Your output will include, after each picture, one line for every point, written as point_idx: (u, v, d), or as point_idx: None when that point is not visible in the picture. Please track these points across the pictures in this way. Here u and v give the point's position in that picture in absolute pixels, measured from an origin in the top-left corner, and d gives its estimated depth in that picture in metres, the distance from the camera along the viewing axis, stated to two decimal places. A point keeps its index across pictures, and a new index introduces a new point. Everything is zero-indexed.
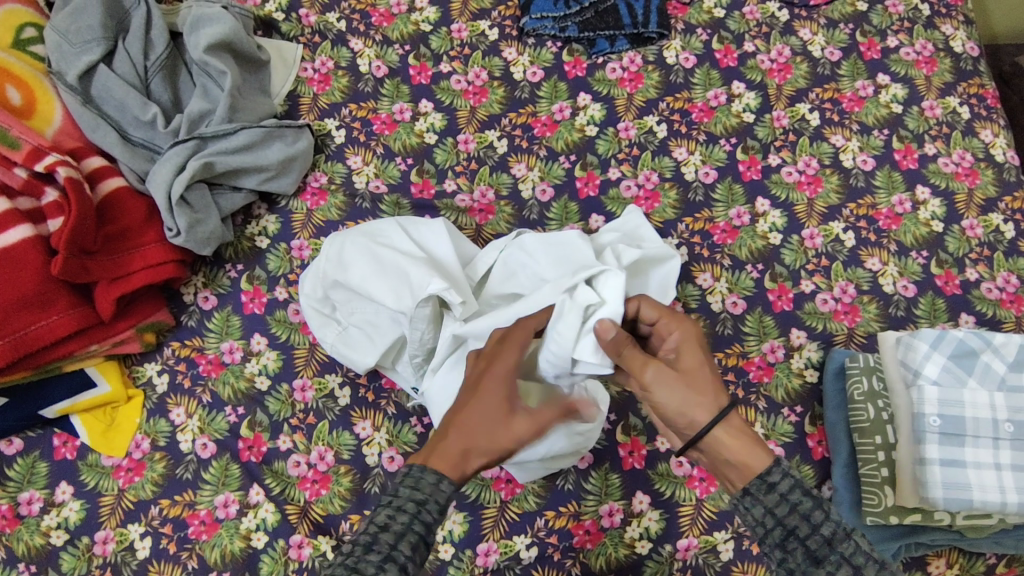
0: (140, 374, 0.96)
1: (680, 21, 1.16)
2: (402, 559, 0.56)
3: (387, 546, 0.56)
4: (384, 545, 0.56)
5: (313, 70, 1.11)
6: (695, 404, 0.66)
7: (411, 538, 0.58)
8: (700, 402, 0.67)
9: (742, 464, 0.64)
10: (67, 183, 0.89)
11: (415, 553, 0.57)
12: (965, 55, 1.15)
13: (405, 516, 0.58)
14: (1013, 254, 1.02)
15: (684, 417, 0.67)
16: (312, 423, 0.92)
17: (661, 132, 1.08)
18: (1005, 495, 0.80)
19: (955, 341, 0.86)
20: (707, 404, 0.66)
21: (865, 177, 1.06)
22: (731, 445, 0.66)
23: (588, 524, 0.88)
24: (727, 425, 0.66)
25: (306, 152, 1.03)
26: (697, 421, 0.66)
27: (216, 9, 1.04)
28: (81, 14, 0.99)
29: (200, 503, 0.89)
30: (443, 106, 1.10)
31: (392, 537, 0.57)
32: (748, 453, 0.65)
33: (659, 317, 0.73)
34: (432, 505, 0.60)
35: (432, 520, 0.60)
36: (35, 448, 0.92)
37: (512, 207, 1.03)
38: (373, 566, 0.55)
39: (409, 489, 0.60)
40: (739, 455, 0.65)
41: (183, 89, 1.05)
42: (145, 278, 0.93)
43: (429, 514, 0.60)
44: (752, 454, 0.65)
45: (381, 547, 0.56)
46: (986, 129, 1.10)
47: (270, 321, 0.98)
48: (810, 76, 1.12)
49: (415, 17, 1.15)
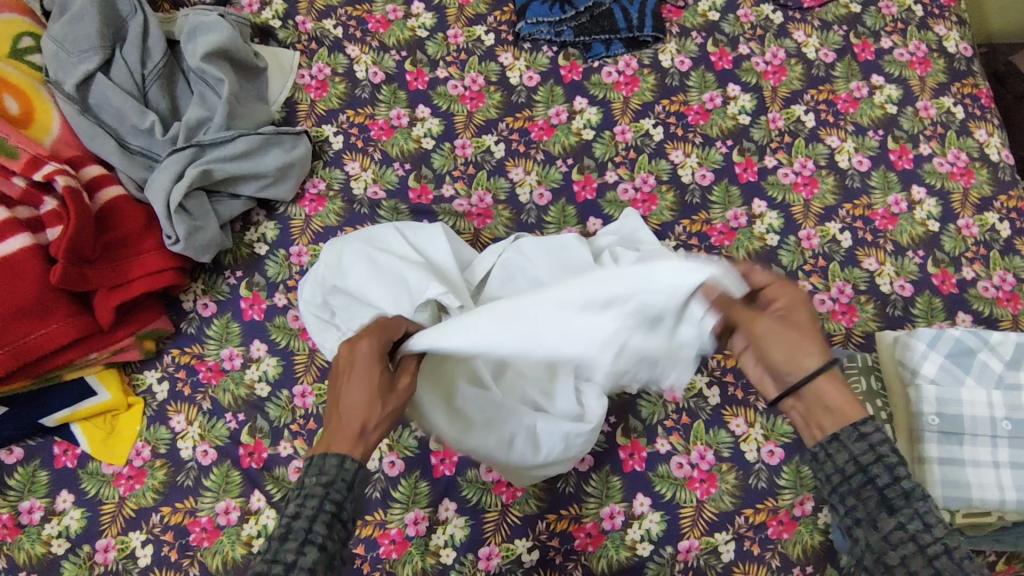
0: (140, 381, 0.96)
1: (675, 24, 1.16)
2: (320, 541, 0.55)
3: (302, 532, 0.55)
4: (299, 532, 0.55)
5: (311, 77, 1.12)
6: (805, 352, 0.66)
7: (324, 519, 0.56)
8: (801, 352, 0.66)
9: (843, 412, 0.63)
10: (66, 192, 0.89)
11: (333, 532, 0.56)
12: (959, 55, 1.16)
13: (315, 500, 0.57)
14: (1009, 252, 1.03)
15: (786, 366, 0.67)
16: (313, 428, 0.93)
17: (657, 135, 1.08)
18: (1003, 494, 0.80)
19: (952, 340, 0.86)
20: (818, 351, 0.66)
21: (861, 177, 1.07)
22: (833, 396, 0.64)
23: (589, 526, 0.88)
24: (830, 379, 0.65)
25: (304, 158, 1.03)
26: (807, 362, 0.65)
27: (214, 17, 1.04)
28: (79, 23, 0.99)
29: (201, 510, 0.89)
30: (440, 111, 1.10)
31: (305, 522, 0.55)
32: (844, 404, 0.64)
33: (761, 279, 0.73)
34: (339, 484, 0.58)
35: (344, 497, 0.58)
36: (35, 457, 0.92)
37: (510, 212, 1.04)
38: (292, 553, 0.54)
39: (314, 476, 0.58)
40: (835, 404, 0.64)
41: (180, 97, 1.05)
42: (144, 285, 0.93)
43: (339, 493, 0.58)
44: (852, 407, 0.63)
45: (296, 534, 0.55)
46: (980, 128, 1.11)
47: (270, 327, 0.98)
48: (805, 78, 1.13)
49: (412, 23, 1.16)
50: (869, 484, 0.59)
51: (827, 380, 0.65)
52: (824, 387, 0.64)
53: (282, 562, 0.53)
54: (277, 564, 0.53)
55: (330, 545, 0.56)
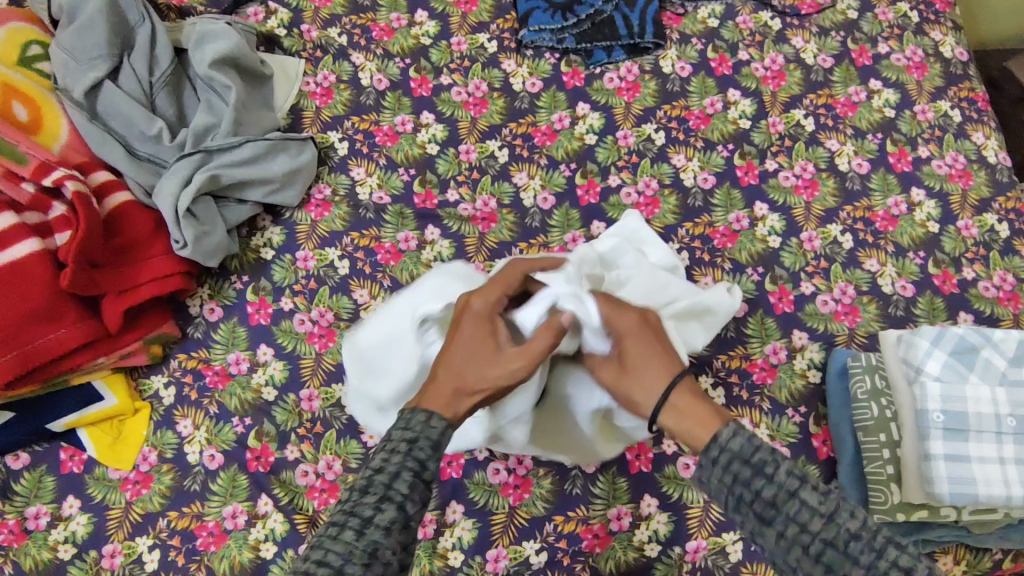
0: (147, 386, 0.96)
1: (675, 31, 1.18)
2: (399, 499, 0.58)
3: (382, 486, 0.58)
4: (379, 487, 0.58)
5: (316, 84, 1.13)
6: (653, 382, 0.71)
7: (406, 478, 0.59)
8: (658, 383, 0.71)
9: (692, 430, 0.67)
10: (75, 198, 0.90)
11: (413, 491, 0.59)
12: (954, 60, 1.18)
13: (397, 458, 0.60)
14: (1009, 253, 1.04)
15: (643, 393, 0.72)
16: (320, 432, 0.93)
17: (659, 139, 1.10)
18: (1010, 489, 0.81)
19: (956, 337, 0.87)
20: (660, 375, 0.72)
21: (861, 180, 1.08)
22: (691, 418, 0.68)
23: (597, 528, 0.88)
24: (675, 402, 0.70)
25: (311, 164, 1.04)
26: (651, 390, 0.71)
27: (221, 25, 1.06)
28: (87, 31, 1.00)
29: (208, 515, 0.89)
30: (445, 117, 1.11)
31: (387, 478, 0.59)
32: (693, 425, 0.68)
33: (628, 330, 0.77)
34: (423, 442, 0.62)
35: (426, 457, 0.62)
36: (41, 462, 0.92)
37: (514, 216, 1.05)
38: (371, 506, 0.57)
39: (401, 430, 0.63)
40: (680, 424, 0.69)
41: (187, 104, 1.06)
42: (152, 290, 0.93)
43: (421, 452, 0.62)
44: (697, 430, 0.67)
45: (376, 488, 0.58)
46: (977, 131, 1.12)
47: (276, 331, 0.98)
48: (804, 83, 1.15)
49: (415, 31, 1.17)
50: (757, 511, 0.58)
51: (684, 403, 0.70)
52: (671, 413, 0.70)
53: (361, 514, 0.57)
54: (355, 517, 0.57)
55: (409, 505, 0.58)
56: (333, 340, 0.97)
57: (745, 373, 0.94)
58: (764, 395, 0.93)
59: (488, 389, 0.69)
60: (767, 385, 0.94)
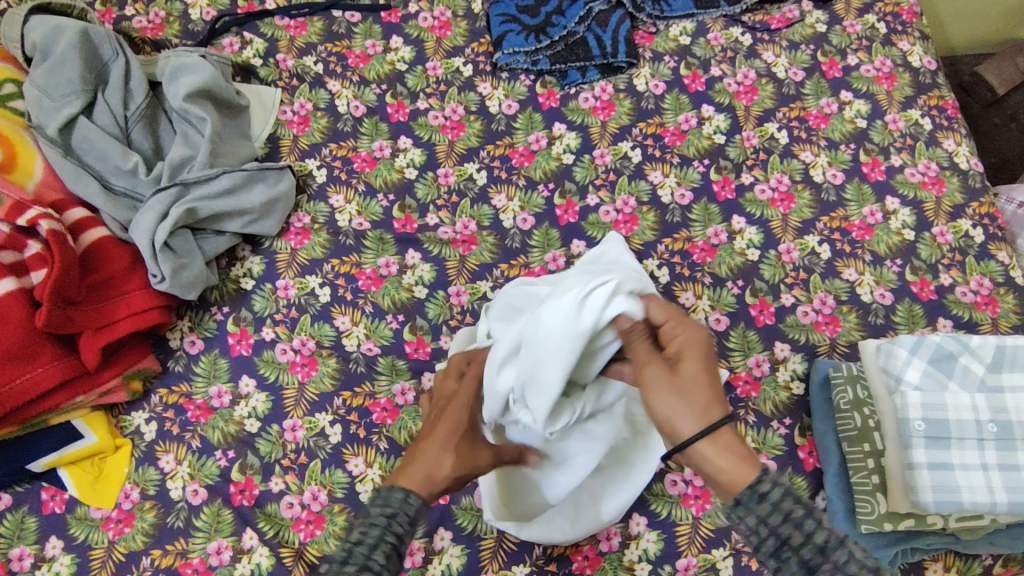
0: (128, 423, 0.95)
1: (648, 49, 1.19)
2: (377, 569, 0.57)
3: (361, 560, 0.57)
4: (360, 556, 0.57)
5: (292, 112, 1.14)
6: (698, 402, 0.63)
7: (385, 548, 0.58)
8: (708, 406, 0.63)
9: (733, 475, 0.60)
10: (50, 236, 0.89)
11: (389, 562, 0.58)
12: (924, 69, 1.20)
13: (377, 530, 0.59)
14: (984, 257, 1.05)
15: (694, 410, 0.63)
16: (304, 463, 0.92)
17: (635, 157, 1.11)
18: (994, 496, 0.80)
19: (933, 345, 0.87)
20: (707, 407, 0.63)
21: (836, 191, 1.09)
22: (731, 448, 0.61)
23: (586, 549, 0.88)
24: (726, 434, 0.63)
25: (288, 192, 1.04)
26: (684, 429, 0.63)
27: (194, 58, 1.06)
28: (60, 67, 1.00)
29: (193, 552, 0.87)
30: (422, 142, 1.12)
31: (366, 548, 0.58)
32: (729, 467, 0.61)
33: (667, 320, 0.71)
34: (402, 517, 0.61)
35: (404, 530, 0.61)
36: (23, 503, 0.90)
37: (494, 238, 1.05)
38: None
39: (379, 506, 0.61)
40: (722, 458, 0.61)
41: (163, 137, 1.06)
42: (130, 325, 0.92)
43: (399, 527, 0.60)
44: (743, 468, 0.60)
45: (355, 558, 0.57)
46: (948, 138, 1.14)
47: (258, 362, 0.98)
48: (776, 96, 1.16)
49: (391, 57, 1.18)
50: None
51: (729, 438, 0.62)
52: (713, 445, 0.62)
53: None
54: None
55: None
56: (315, 368, 0.97)
57: (729, 387, 0.94)
58: (749, 408, 0.93)
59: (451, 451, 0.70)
60: (752, 399, 0.94)
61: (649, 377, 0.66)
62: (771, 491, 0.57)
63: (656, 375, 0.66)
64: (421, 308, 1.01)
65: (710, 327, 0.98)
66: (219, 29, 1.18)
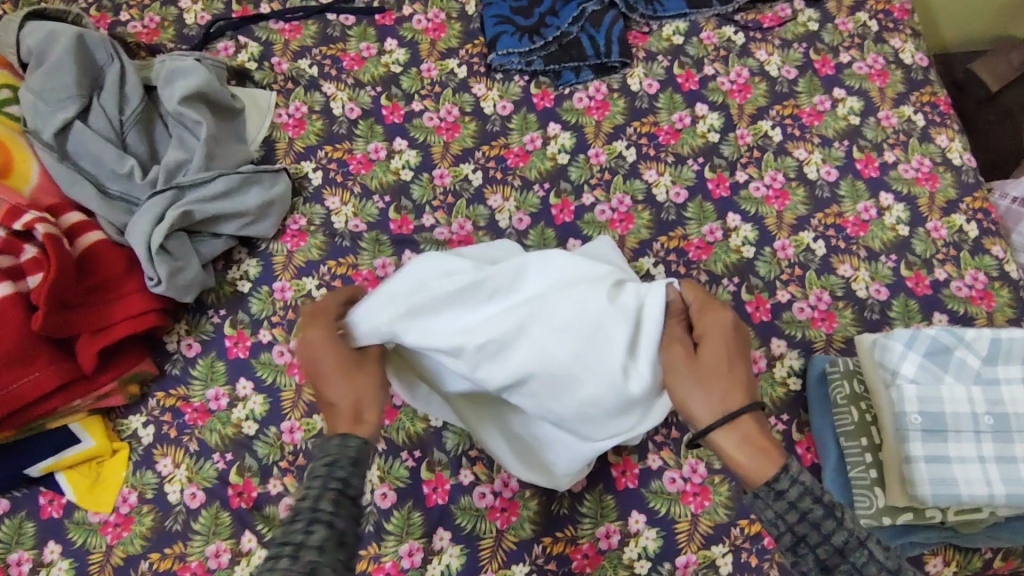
0: (126, 427, 0.95)
1: (641, 49, 1.20)
2: (329, 517, 0.55)
3: (309, 509, 0.55)
4: (307, 510, 0.55)
5: (288, 115, 1.14)
6: (718, 388, 0.69)
7: (332, 497, 0.57)
8: (728, 392, 0.68)
9: (745, 460, 0.65)
10: (46, 240, 0.89)
11: (341, 508, 0.56)
12: (916, 66, 1.21)
13: (319, 480, 0.58)
14: (979, 252, 1.05)
15: (722, 403, 0.68)
16: (302, 464, 0.92)
17: (630, 156, 1.11)
18: (992, 489, 0.80)
19: (928, 339, 0.87)
20: (729, 398, 0.68)
21: (830, 187, 1.09)
22: (749, 435, 0.66)
23: (586, 547, 0.88)
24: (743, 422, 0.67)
25: (285, 195, 1.05)
26: (700, 413, 0.69)
27: (189, 62, 1.06)
28: (56, 72, 1.00)
29: (191, 555, 0.87)
30: (418, 143, 1.12)
31: (311, 500, 0.56)
32: (744, 454, 0.65)
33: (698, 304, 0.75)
34: (343, 461, 0.61)
35: (347, 473, 0.60)
36: (21, 508, 0.90)
37: (490, 238, 1.05)
38: (302, 530, 0.53)
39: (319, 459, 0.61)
40: (735, 445, 0.66)
41: (159, 141, 1.06)
42: (126, 329, 0.92)
43: (342, 471, 0.60)
44: (763, 460, 0.64)
45: (304, 513, 0.55)
46: (941, 134, 1.15)
47: (255, 364, 0.98)
48: (769, 94, 1.17)
49: (385, 60, 1.19)
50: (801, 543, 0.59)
51: (752, 430, 0.67)
52: (734, 434, 0.67)
53: (294, 541, 0.52)
54: (289, 543, 0.52)
55: (339, 520, 0.55)
56: None
57: None
58: None
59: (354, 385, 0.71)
60: None
61: (676, 356, 0.72)
62: (790, 488, 0.61)
63: (675, 360, 0.72)
64: None
65: None
66: (213, 34, 1.18)
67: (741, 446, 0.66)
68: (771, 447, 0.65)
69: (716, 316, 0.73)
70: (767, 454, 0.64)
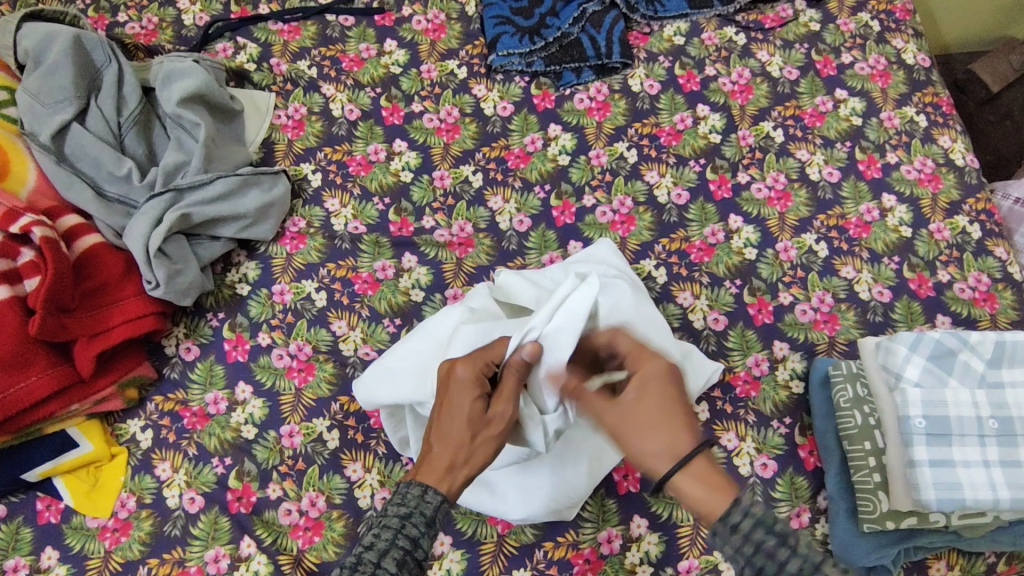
0: (124, 431, 0.94)
1: (642, 50, 1.19)
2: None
3: (372, 564, 0.58)
4: (370, 560, 0.58)
5: (287, 117, 1.13)
6: (659, 446, 0.64)
7: (397, 555, 0.59)
8: (667, 444, 0.64)
9: (703, 507, 0.61)
10: (43, 243, 0.88)
11: (404, 566, 0.59)
12: (918, 66, 1.20)
13: (389, 533, 0.60)
14: (982, 254, 1.05)
15: (670, 447, 0.64)
16: (302, 469, 0.91)
17: (631, 157, 1.10)
18: (997, 493, 0.80)
19: (932, 342, 0.87)
20: (665, 450, 0.64)
21: (832, 189, 1.09)
22: (700, 486, 0.62)
23: (587, 552, 0.87)
24: (689, 467, 0.63)
25: (283, 197, 1.04)
26: (655, 469, 0.64)
27: (188, 63, 1.06)
28: (53, 74, 0.99)
29: (190, 560, 0.86)
30: (418, 144, 1.12)
31: (376, 554, 0.59)
32: (704, 498, 0.61)
33: (631, 350, 0.71)
34: (418, 518, 0.62)
35: (419, 534, 0.61)
36: (18, 513, 0.89)
37: (491, 239, 1.05)
38: None
39: (395, 505, 0.63)
40: (694, 496, 0.62)
41: (157, 143, 1.06)
42: (124, 332, 0.92)
43: (414, 528, 0.61)
44: (716, 496, 0.61)
45: (365, 565, 0.58)
46: (944, 135, 1.14)
47: (254, 368, 0.97)
48: (771, 95, 1.16)
49: (385, 60, 1.18)
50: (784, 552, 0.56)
51: (703, 466, 0.63)
52: (688, 475, 0.63)
53: None
54: None
55: None
56: (312, 373, 0.96)
57: (728, 386, 0.94)
58: (749, 408, 0.93)
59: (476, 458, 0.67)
60: (751, 399, 0.93)
61: (612, 418, 0.67)
62: (743, 521, 0.58)
63: (618, 420, 0.67)
64: (418, 312, 1.00)
65: (708, 327, 0.98)
66: (212, 35, 1.18)
67: (693, 492, 0.62)
68: (723, 479, 0.62)
69: (650, 361, 0.69)
70: (717, 488, 0.61)
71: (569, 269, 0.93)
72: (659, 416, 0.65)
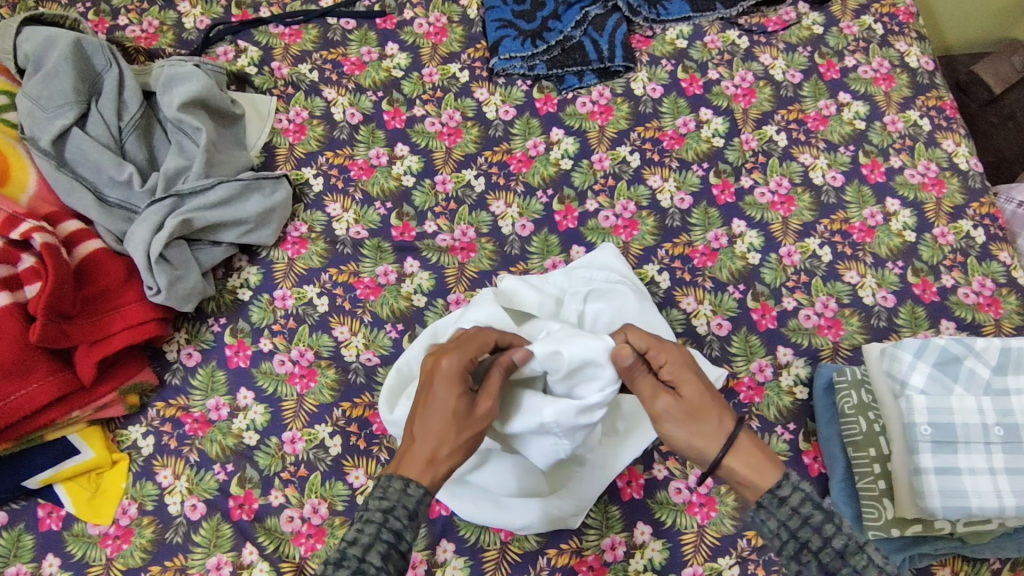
0: (125, 437, 0.94)
1: (645, 53, 1.19)
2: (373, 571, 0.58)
3: (355, 559, 0.58)
4: (354, 557, 0.59)
5: (288, 121, 1.13)
6: (709, 426, 0.67)
7: (381, 549, 0.59)
8: (716, 425, 0.67)
9: (755, 482, 0.65)
10: (44, 249, 0.88)
11: (387, 561, 0.59)
12: (921, 70, 1.20)
13: (372, 527, 0.60)
14: (986, 258, 1.04)
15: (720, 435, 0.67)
16: (304, 475, 0.91)
17: (634, 161, 1.10)
18: (1002, 500, 0.80)
19: (938, 348, 0.86)
20: (714, 431, 0.67)
21: (835, 193, 1.08)
22: (753, 460, 0.66)
23: (591, 559, 0.86)
24: (738, 445, 0.67)
25: (285, 202, 1.03)
26: (705, 452, 0.67)
27: (189, 67, 1.05)
28: (53, 78, 0.99)
29: (192, 567, 0.86)
30: (420, 149, 1.11)
31: (360, 550, 0.59)
32: (754, 472, 0.65)
33: (648, 347, 0.72)
34: (399, 511, 0.61)
35: (402, 527, 0.61)
36: (19, 520, 0.89)
37: (493, 244, 1.04)
38: None
39: (376, 499, 0.62)
40: (742, 472, 0.66)
41: (158, 147, 1.05)
42: (125, 338, 0.91)
43: (397, 521, 0.61)
44: (766, 471, 0.65)
45: (350, 561, 0.58)
46: (947, 139, 1.14)
47: (256, 373, 0.96)
48: (774, 99, 1.16)
49: (387, 64, 1.18)
50: (804, 550, 0.60)
51: (748, 444, 0.67)
52: (736, 454, 0.66)
53: None
54: None
55: None
56: (314, 379, 0.96)
57: (732, 392, 0.93)
58: (752, 414, 0.92)
59: (462, 450, 0.67)
60: (755, 404, 0.93)
61: (662, 405, 0.69)
62: None
63: (663, 408, 0.69)
64: (420, 317, 0.99)
65: (712, 332, 0.98)
66: (213, 38, 1.17)
67: (744, 469, 0.65)
68: (770, 458, 0.66)
69: (670, 351, 0.71)
70: (768, 461, 0.65)
71: (572, 274, 0.93)
72: (702, 400, 0.68)
